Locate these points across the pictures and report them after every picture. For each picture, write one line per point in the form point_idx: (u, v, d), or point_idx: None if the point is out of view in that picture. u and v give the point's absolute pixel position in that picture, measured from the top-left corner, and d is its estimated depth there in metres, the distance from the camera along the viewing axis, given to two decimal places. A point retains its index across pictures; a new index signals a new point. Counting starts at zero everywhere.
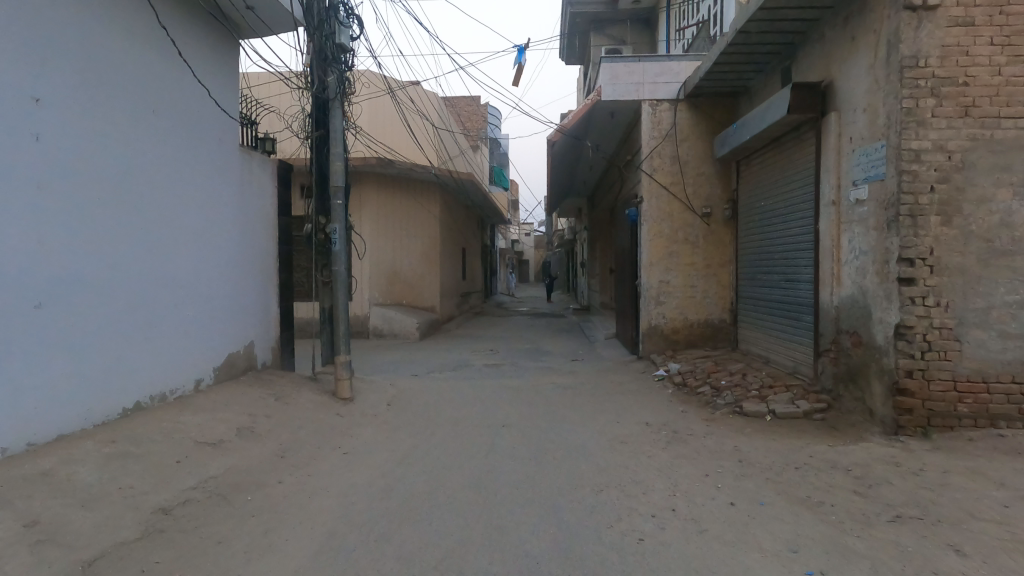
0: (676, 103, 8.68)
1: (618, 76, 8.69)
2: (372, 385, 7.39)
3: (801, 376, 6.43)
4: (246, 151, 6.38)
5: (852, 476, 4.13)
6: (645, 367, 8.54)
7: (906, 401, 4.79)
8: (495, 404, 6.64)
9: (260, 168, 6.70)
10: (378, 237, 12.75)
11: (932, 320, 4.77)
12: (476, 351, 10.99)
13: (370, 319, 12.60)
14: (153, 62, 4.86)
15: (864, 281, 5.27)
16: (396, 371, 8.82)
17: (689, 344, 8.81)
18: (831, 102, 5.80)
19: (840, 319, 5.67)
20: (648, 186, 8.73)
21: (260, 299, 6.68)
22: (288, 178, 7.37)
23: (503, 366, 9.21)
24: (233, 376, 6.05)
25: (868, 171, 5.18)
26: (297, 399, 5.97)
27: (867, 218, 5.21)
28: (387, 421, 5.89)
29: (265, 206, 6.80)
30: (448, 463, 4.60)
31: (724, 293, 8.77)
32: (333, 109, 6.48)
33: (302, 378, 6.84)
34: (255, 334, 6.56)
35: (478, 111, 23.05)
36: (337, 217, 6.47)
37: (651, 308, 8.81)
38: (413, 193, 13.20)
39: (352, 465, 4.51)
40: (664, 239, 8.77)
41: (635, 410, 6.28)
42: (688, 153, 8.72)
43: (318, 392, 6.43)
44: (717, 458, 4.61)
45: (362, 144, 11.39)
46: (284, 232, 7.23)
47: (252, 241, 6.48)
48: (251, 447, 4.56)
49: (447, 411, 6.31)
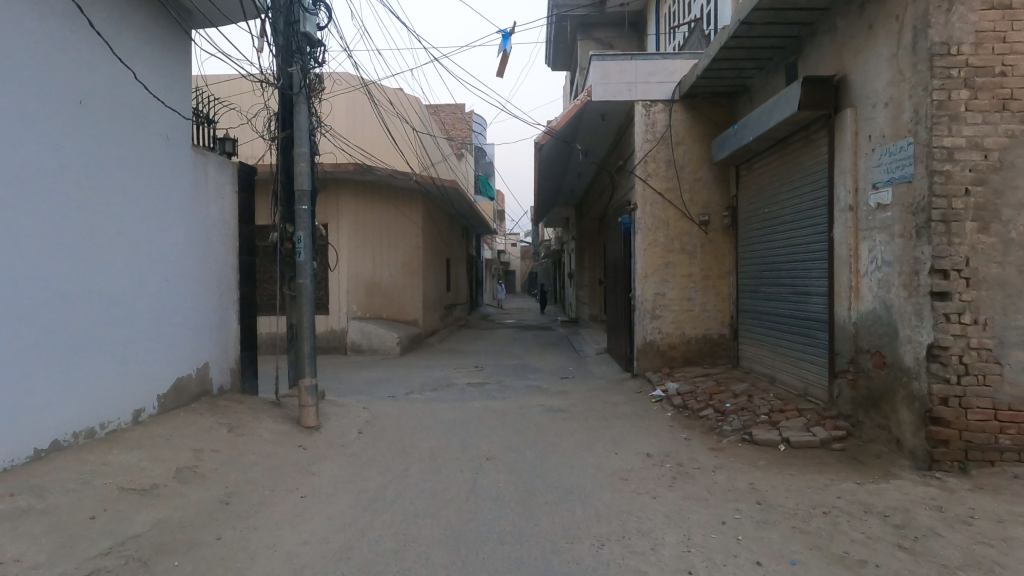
0: (671, 104, 8.18)
1: (609, 75, 8.16)
2: (343, 409, 6.72)
3: (814, 399, 5.87)
4: (199, 150, 5.74)
5: (891, 526, 3.56)
6: (641, 386, 7.96)
7: (942, 431, 4.23)
8: (480, 432, 6.00)
9: (217, 170, 6.06)
10: (356, 247, 12.10)
11: (969, 340, 4.23)
12: (459, 368, 10.35)
13: (348, 333, 11.93)
14: (77, 46, 4.22)
15: (888, 295, 4.72)
16: (372, 391, 8.15)
17: (687, 361, 8.24)
18: (845, 97, 5.29)
19: (859, 336, 5.13)
20: (642, 193, 8.19)
21: (216, 315, 6.01)
22: (250, 182, 6.73)
23: (489, 385, 8.58)
24: (183, 403, 5.37)
25: (892, 172, 4.66)
26: (254, 429, 5.29)
27: (891, 224, 4.67)
28: (356, 454, 5.23)
29: (222, 212, 6.15)
30: (423, 509, 3.97)
31: (724, 306, 8.24)
32: (297, 106, 5.86)
33: (264, 403, 6.16)
34: (211, 355, 5.88)
35: (464, 119, 22.57)
36: (301, 225, 5.83)
37: (646, 322, 8.24)
38: (394, 201, 12.58)
39: (311, 514, 3.87)
40: (659, 248, 8.22)
41: (634, 438, 5.68)
42: (685, 158, 8.20)
43: (280, 419, 5.76)
44: (733, 501, 4.03)
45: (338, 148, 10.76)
46: (246, 241, 6.58)
47: (206, 252, 5.83)
48: (190, 491, 3.90)
49: (426, 441, 5.67)
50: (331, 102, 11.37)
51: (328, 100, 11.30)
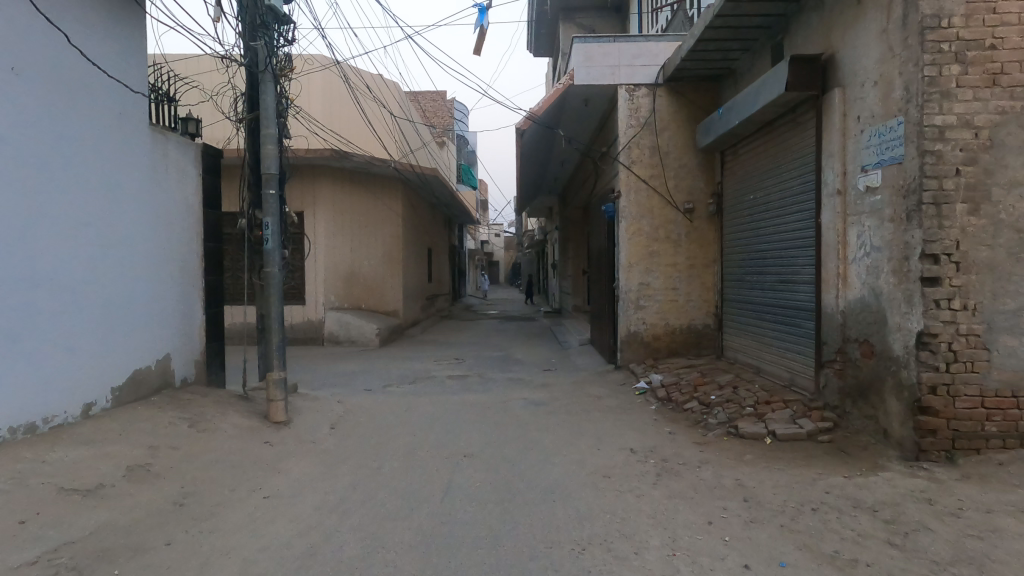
0: (654, 88, 7.97)
1: (592, 58, 7.93)
2: (316, 403, 6.47)
3: (800, 390, 5.72)
4: (157, 129, 5.42)
5: (881, 522, 3.40)
6: (625, 378, 7.79)
7: (930, 421, 4.08)
8: (458, 427, 5.79)
9: (178, 151, 5.74)
10: (334, 236, 11.77)
11: (959, 326, 4.08)
12: (440, 360, 10.11)
13: (326, 325, 11.62)
14: (7, 9, 3.86)
15: (878, 281, 4.56)
16: (349, 385, 7.90)
17: (672, 352, 8.09)
18: (833, 77, 5.11)
19: (846, 325, 4.98)
20: (625, 180, 7.98)
21: (178, 305, 5.70)
22: (217, 165, 6.42)
23: (470, 379, 8.36)
24: (141, 398, 5.08)
25: (882, 154, 4.48)
26: (218, 424, 5.02)
27: (881, 208, 4.51)
28: (327, 451, 4.99)
29: (185, 195, 5.83)
30: (394, 511, 3.75)
31: (708, 295, 8.08)
32: (264, 84, 5.54)
33: (230, 396, 5.87)
34: (172, 346, 5.58)
35: (445, 108, 22.22)
36: (268, 209, 5.51)
37: (630, 313, 8.06)
38: (373, 189, 12.26)
39: (273, 516, 3.63)
40: (643, 237, 8.03)
41: (616, 433, 5.51)
42: (669, 143, 8.01)
43: (247, 414, 5.48)
44: (719, 498, 3.86)
45: (313, 134, 10.42)
46: (211, 227, 6.27)
47: (166, 237, 5.51)
48: (141, 492, 3.65)
49: (402, 438, 5.44)
50: (303, 84, 10.99)
51: (298, 81, 10.91)
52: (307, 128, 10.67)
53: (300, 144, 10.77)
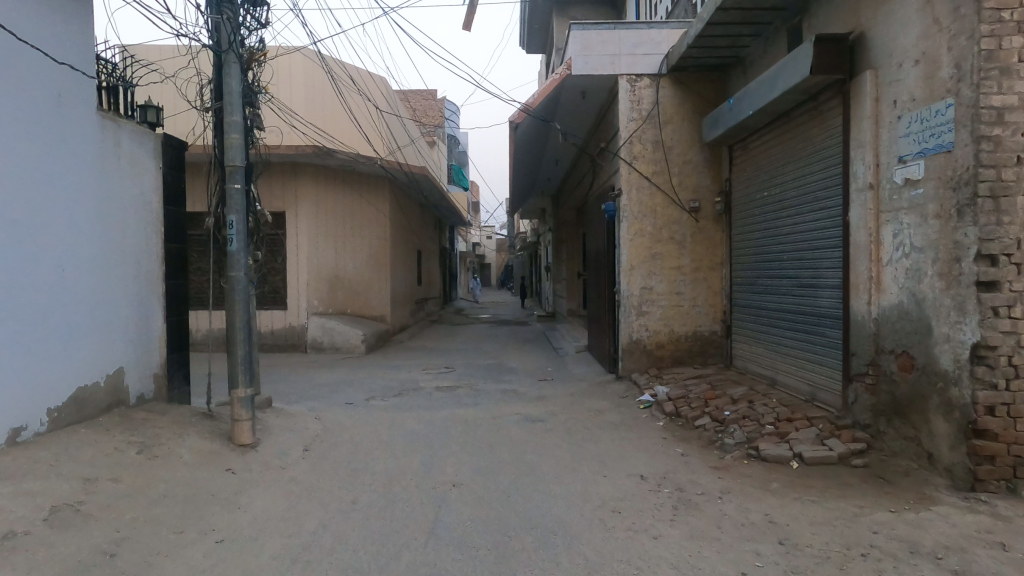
0: (657, 79, 7.43)
1: (591, 46, 7.38)
2: (290, 420, 5.87)
3: (824, 405, 5.18)
4: (106, 115, 4.83)
5: (947, 572, 2.85)
6: (627, 389, 7.25)
7: (988, 446, 3.55)
8: (446, 449, 5.21)
9: (133, 142, 5.14)
10: (317, 238, 11.16)
11: (1020, 337, 3.56)
12: (427, 369, 9.53)
13: (308, 331, 11.01)
14: None
15: (920, 286, 4.03)
16: (328, 397, 7.30)
17: (677, 361, 7.56)
18: (863, 59, 4.59)
19: (880, 335, 4.45)
20: (627, 176, 7.44)
21: (133, 312, 5.09)
22: (180, 159, 5.81)
23: (461, 390, 7.79)
24: (86, 420, 4.46)
25: (924, 142, 3.96)
26: (173, 449, 4.41)
27: (924, 203, 3.98)
28: (297, 480, 4.39)
29: (141, 191, 5.23)
30: (369, 560, 3.18)
31: (715, 300, 7.56)
32: (228, 66, 4.93)
33: (193, 415, 5.26)
34: (126, 359, 4.98)
35: (435, 107, 21.67)
36: (233, 206, 4.88)
37: (632, 319, 7.52)
38: (358, 188, 11.66)
39: (224, 568, 3.05)
40: (646, 238, 7.49)
41: (622, 456, 4.95)
42: (674, 137, 7.48)
43: (208, 435, 4.87)
44: (749, 540, 3.31)
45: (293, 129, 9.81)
46: (172, 227, 5.66)
47: (117, 237, 4.91)
48: (63, 541, 3.06)
49: (383, 462, 4.87)
50: (277, 68, 10.35)
51: (270, 65, 10.26)
52: (284, 120, 10.07)
53: (274, 136, 10.15)
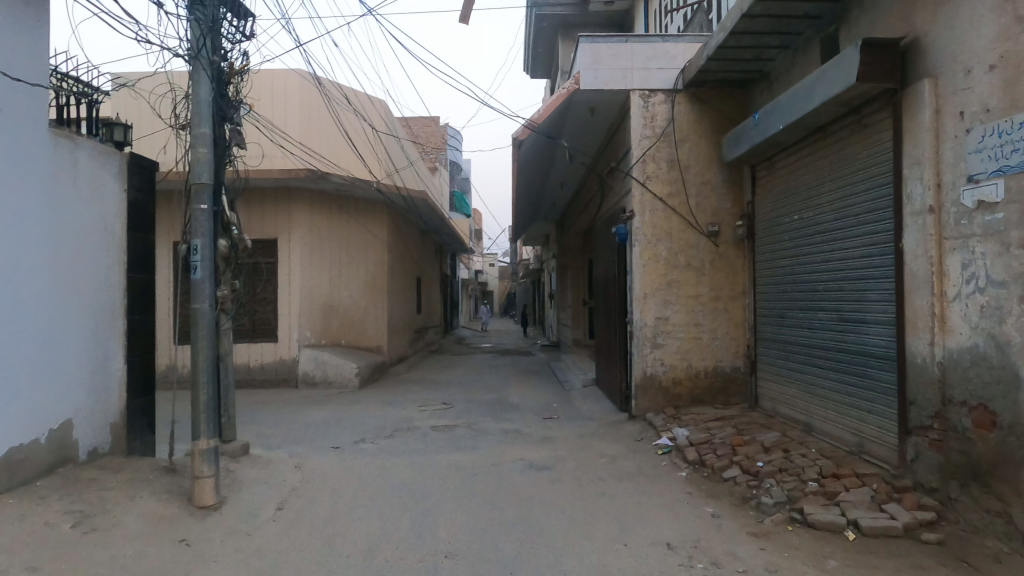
0: (673, 95, 6.93)
1: (601, 59, 6.90)
2: (265, 470, 5.21)
3: (875, 459, 4.52)
4: (60, 131, 4.27)
5: None
6: (641, 431, 6.58)
7: None
8: (440, 508, 4.54)
9: (93, 162, 4.59)
10: (310, 264, 10.58)
11: None
12: (424, 405, 8.86)
13: (298, 363, 10.35)
14: None
15: (1003, 327, 3.40)
16: (312, 439, 6.63)
17: (695, 400, 6.90)
18: (918, 66, 4.04)
19: (947, 382, 3.81)
20: (640, 198, 6.87)
21: (87, 352, 4.48)
22: (149, 179, 5.24)
23: (459, 430, 7.11)
24: (19, 484, 3.80)
25: (1004, 158, 3.38)
26: (117, 519, 3.75)
27: (1005, 229, 3.39)
28: (265, 551, 3.74)
29: (101, 215, 4.66)
30: None
31: (737, 333, 6.93)
32: (196, 74, 4.36)
33: (152, 468, 4.61)
34: (75, 410, 4.34)
35: (438, 132, 21.33)
36: (198, 231, 4.27)
37: (646, 353, 6.87)
38: (354, 213, 11.16)
39: None
40: (661, 265, 6.88)
41: (643, 517, 4.28)
42: (691, 157, 6.94)
43: (165, 495, 4.20)
44: None
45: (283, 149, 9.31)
46: (138, 254, 5.08)
47: (69, 269, 4.32)
48: None
49: (366, 525, 4.20)
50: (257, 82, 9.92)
51: (256, 80, 9.83)
52: (267, 137, 9.58)
53: (255, 153, 9.62)
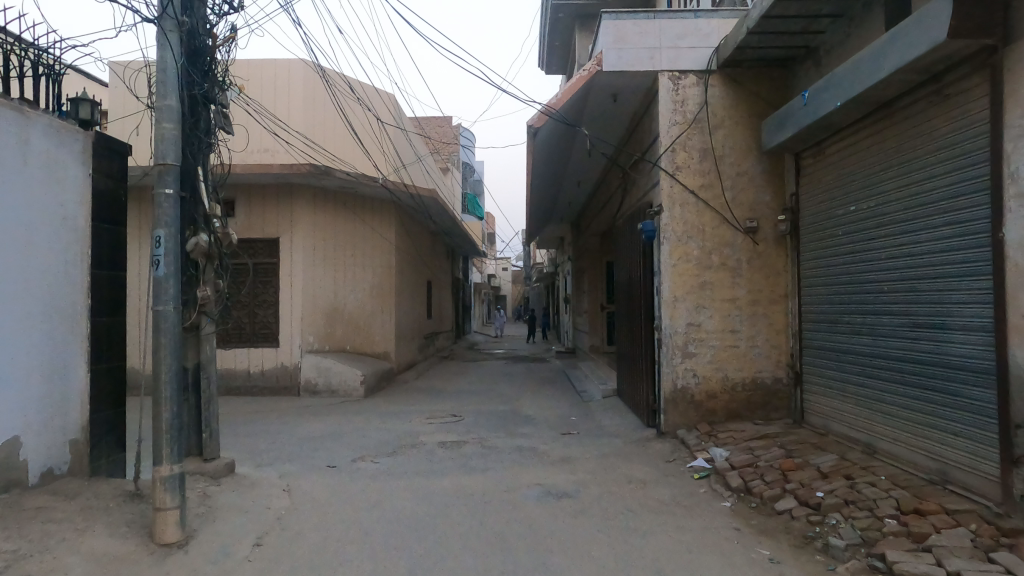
0: (706, 76, 6.24)
1: (626, 38, 6.21)
2: (248, 495, 4.57)
3: (966, 491, 3.80)
4: (4, 102, 3.72)
5: None
6: (672, 450, 5.87)
7: None
8: (445, 545, 3.88)
9: (50, 141, 4.02)
10: (314, 266, 10.00)
11: None
12: (432, 417, 8.21)
13: (301, 371, 9.74)
14: None
15: None
16: (307, 457, 5.98)
17: (732, 415, 6.18)
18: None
19: None
20: (669, 190, 6.18)
21: (38, 358, 3.88)
22: (121, 166, 4.65)
23: (469, 448, 6.44)
24: None
25: None
26: (57, 560, 3.13)
27: None
28: None
29: (61, 204, 4.08)
30: None
31: (778, 340, 6.21)
32: (164, 39, 3.76)
33: (114, 494, 3.99)
34: (20, 425, 3.73)
35: (449, 133, 20.78)
36: (163, 218, 3.65)
37: (676, 363, 6.17)
38: (359, 211, 10.57)
39: None
40: (693, 264, 6.18)
41: (686, 563, 3.57)
42: (726, 144, 6.24)
43: (123, 530, 3.58)
44: None
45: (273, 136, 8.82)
46: (107, 251, 4.47)
47: (16, 261, 3.74)
48: None
49: (356, 568, 3.55)
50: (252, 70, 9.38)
51: (254, 67, 9.30)
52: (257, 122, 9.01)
53: (240, 137, 9.07)
